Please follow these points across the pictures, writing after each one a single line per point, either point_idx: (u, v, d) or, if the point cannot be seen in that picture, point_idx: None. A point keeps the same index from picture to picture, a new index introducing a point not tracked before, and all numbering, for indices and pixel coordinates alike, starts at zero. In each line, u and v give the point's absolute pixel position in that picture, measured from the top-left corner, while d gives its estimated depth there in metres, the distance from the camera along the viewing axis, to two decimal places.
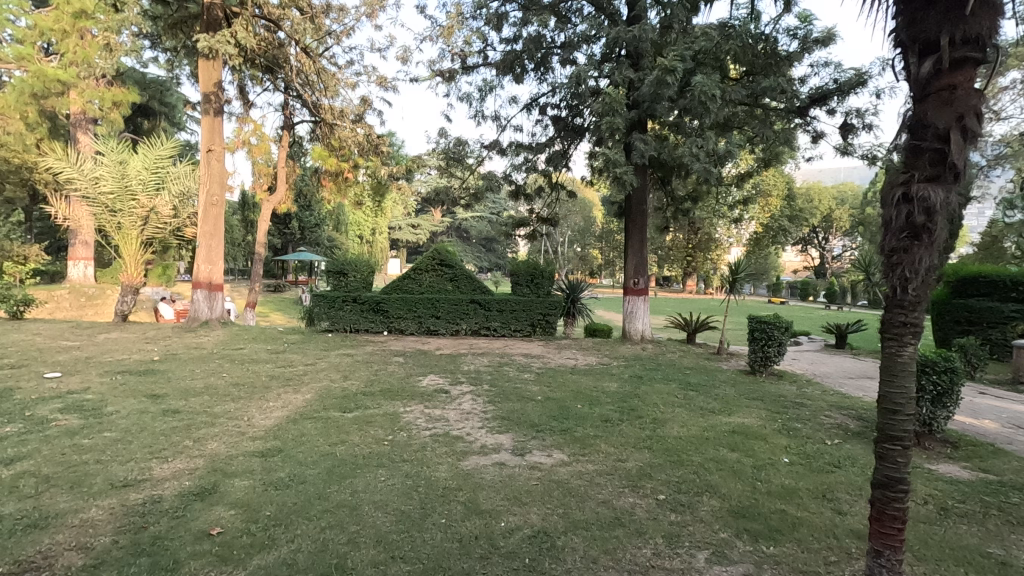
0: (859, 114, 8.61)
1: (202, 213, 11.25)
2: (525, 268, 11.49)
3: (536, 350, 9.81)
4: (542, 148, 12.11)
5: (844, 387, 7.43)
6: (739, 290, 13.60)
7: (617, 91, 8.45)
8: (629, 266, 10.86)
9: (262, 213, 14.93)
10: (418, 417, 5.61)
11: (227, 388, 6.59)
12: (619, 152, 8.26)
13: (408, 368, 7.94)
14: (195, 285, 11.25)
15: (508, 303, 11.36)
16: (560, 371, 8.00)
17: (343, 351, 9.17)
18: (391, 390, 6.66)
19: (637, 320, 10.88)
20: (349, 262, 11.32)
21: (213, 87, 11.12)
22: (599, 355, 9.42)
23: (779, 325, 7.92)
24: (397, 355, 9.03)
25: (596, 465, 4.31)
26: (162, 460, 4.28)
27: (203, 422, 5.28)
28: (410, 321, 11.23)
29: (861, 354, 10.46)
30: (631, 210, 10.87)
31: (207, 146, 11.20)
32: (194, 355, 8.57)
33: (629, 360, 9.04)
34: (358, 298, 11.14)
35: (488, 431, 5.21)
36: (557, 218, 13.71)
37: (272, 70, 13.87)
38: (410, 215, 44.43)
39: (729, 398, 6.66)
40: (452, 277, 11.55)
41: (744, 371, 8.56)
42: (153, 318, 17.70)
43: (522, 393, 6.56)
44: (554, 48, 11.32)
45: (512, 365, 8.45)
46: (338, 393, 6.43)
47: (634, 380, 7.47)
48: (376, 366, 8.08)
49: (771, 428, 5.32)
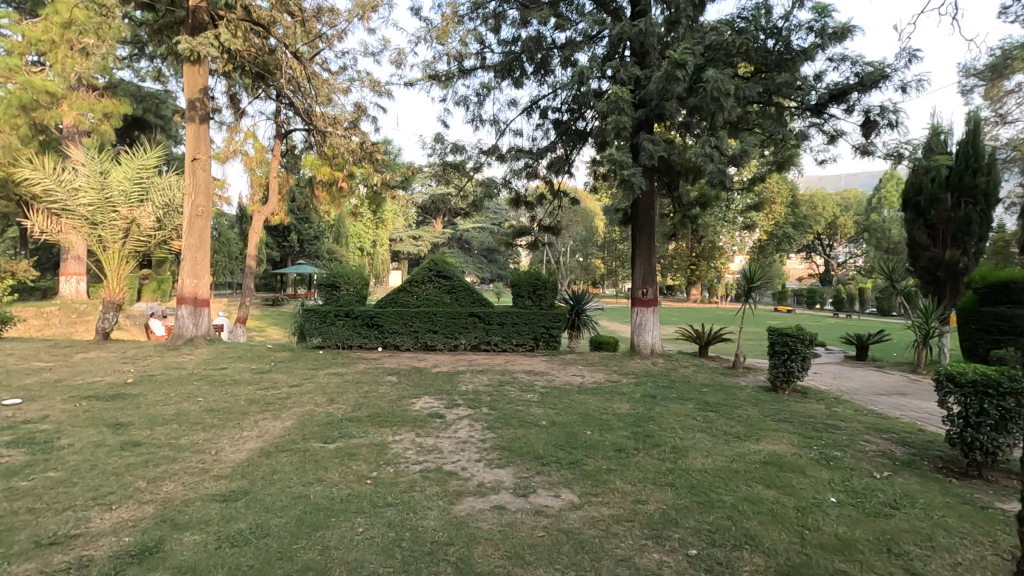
0: (884, 111, 8.04)
1: (186, 224, 10.71)
2: (527, 279, 10.92)
3: (539, 366, 9.20)
4: (543, 153, 11.56)
5: (877, 405, 6.80)
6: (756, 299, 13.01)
7: (622, 88, 7.90)
8: (637, 275, 10.28)
9: (253, 225, 14.28)
10: (408, 448, 5.00)
11: (200, 415, 5.98)
12: (626, 153, 7.65)
13: (401, 389, 7.30)
14: (180, 300, 10.68)
15: (509, 316, 10.78)
16: (566, 391, 7.37)
17: (332, 370, 8.56)
18: (381, 415, 6.04)
19: (646, 332, 10.23)
20: (342, 274, 10.73)
21: (198, 93, 10.62)
22: (607, 371, 8.79)
23: (804, 337, 7.28)
24: (390, 374, 8.41)
25: (612, 509, 3.68)
26: (104, 509, 3.66)
27: (164, 456, 4.67)
28: (406, 336, 10.64)
29: (887, 367, 9.81)
30: (638, 217, 10.30)
31: (192, 155, 10.68)
32: (172, 376, 7.95)
33: (640, 376, 8.42)
34: (351, 312, 10.54)
35: (486, 465, 4.59)
36: (560, 226, 13.15)
37: (263, 78, 13.40)
38: (411, 228, 43.95)
39: (753, 419, 6.04)
40: (451, 288, 10.98)
41: (765, 388, 7.92)
42: (143, 335, 17.09)
43: (524, 418, 5.94)
44: (554, 49, 10.85)
45: (514, 384, 7.83)
46: (321, 420, 5.82)
47: (647, 400, 6.85)
48: (367, 387, 7.47)
49: (808, 457, 4.69)
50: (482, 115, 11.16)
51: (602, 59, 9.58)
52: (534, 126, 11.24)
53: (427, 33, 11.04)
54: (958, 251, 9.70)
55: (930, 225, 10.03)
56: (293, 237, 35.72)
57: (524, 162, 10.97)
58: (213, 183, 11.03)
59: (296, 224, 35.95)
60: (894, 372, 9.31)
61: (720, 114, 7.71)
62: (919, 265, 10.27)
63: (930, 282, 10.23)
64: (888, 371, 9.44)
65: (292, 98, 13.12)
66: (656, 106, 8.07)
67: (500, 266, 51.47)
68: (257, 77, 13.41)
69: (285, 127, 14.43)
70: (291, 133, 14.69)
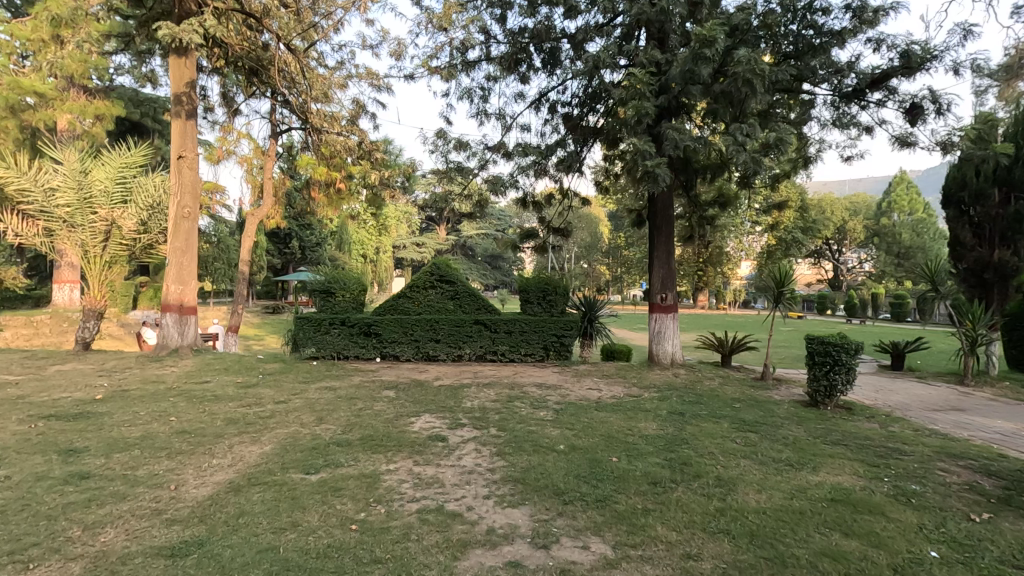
0: (932, 95, 7.28)
1: (172, 227, 10.03)
2: (536, 283, 10.18)
3: (551, 379, 8.41)
4: (553, 149, 10.85)
5: (936, 423, 6.02)
6: (789, 303, 12.48)
7: (643, 71, 7.16)
8: (655, 279, 9.53)
9: (246, 229, 13.53)
10: (404, 480, 4.24)
11: (169, 439, 5.23)
12: (649, 142, 6.90)
13: (399, 407, 6.55)
14: (164, 307, 9.96)
15: (517, 324, 10.01)
16: (583, 408, 6.59)
17: (324, 384, 7.80)
18: (373, 438, 5.28)
19: (666, 341, 9.45)
20: (337, 280, 10.06)
21: (185, 87, 9.98)
22: (626, 384, 8.02)
23: (848, 346, 6.51)
24: (387, 388, 7.65)
25: (658, 569, 2.90)
26: (17, 569, 2.90)
27: (114, 493, 3.92)
28: (406, 346, 9.88)
29: (930, 378, 8.98)
30: (656, 215, 9.55)
31: (178, 153, 10.01)
32: (147, 391, 7.20)
33: (663, 390, 7.63)
34: (347, 320, 9.81)
35: (497, 503, 3.82)
36: (569, 228, 12.40)
37: (257, 75, 12.79)
38: (414, 234, 43.22)
39: (802, 441, 5.24)
40: (454, 294, 10.28)
41: (803, 403, 7.13)
42: (135, 346, 16.35)
43: (539, 441, 5.17)
44: (564, 38, 10.20)
45: (523, 399, 7.05)
46: (305, 445, 5.06)
47: (676, 418, 6.07)
48: (360, 403, 6.70)
49: (883, 493, 3.91)
50: (487, 108, 10.46)
51: (616, 45, 8.91)
52: (543, 120, 10.54)
53: (428, 21, 10.37)
54: (1008, 251, 8.90)
55: (975, 223, 9.31)
56: (295, 244, 35.19)
57: (534, 158, 10.25)
58: (201, 183, 10.35)
59: (298, 231, 35.38)
60: (940, 384, 8.51)
61: (753, 98, 6.95)
62: (963, 266, 9.50)
63: (977, 284, 9.42)
64: (931, 383, 8.64)
65: (287, 96, 12.51)
66: (680, 93, 7.33)
67: (503, 273, 50.83)
68: (250, 73, 12.78)
69: (280, 126, 13.79)
70: (287, 132, 14.03)
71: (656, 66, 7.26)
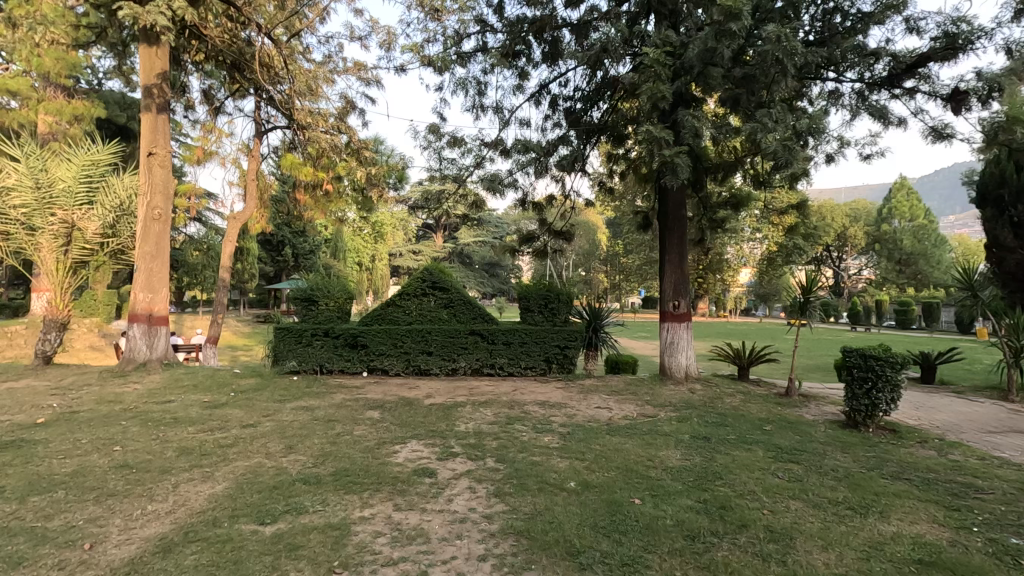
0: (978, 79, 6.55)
1: (140, 229, 9.21)
2: (536, 290, 9.41)
3: (555, 396, 7.58)
4: (555, 146, 10.11)
5: (1001, 447, 5.29)
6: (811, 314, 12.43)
7: (658, 50, 6.40)
8: (667, 286, 8.74)
9: (227, 233, 12.63)
10: (380, 533, 3.42)
11: (104, 475, 4.38)
12: (666, 130, 6.12)
13: (383, 431, 5.71)
14: (131, 318, 9.10)
15: (516, 334, 9.21)
16: (593, 432, 5.77)
17: (301, 403, 6.95)
18: (349, 474, 4.44)
19: (679, 353, 8.65)
20: (320, 287, 9.24)
21: (156, 78, 9.18)
22: (638, 402, 7.20)
23: (892, 360, 5.75)
24: (371, 408, 6.81)
25: None
26: None
27: (8, 556, 3.08)
28: (395, 359, 9.06)
29: (970, 394, 8.21)
30: (667, 215, 8.77)
31: (148, 149, 9.19)
32: (99, 413, 6.35)
33: (681, 409, 6.80)
34: (331, 331, 8.99)
35: (496, 568, 3.00)
36: (571, 232, 11.60)
37: (239, 71, 12.05)
38: (410, 242, 42.41)
39: (856, 474, 4.44)
40: (447, 303, 9.49)
41: (840, 424, 6.33)
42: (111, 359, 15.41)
43: (545, 477, 4.35)
44: (565, 27, 9.52)
45: (525, 422, 6.22)
46: (266, 483, 4.22)
47: (701, 446, 5.25)
48: (339, 427, 5.86)
49: (982, 553, 3.10)
50: (484, 101, 9.71)
51: (625, 31, 8.22)
52: (544, 115, 9.82)
53: (420, 9, 9.67)
54: None
55: (1016, 222, 8.72)
56: (287, 251, 34.22)
57: (535, 155, 9.48)
58: (174, 182, 9.56)
59: (291, 238, 34.52)
60: (983, 400, 7.76)
61: (781, 81, 6.22)
62: (1003, 269, 8.86)
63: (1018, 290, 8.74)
64: (972, 399, 7.85)
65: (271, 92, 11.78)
66: (698, 76, 6.58)
67: (501, 281, 50.00)
68: (231, 68, 12.04)
69: (265, 125, 13.04)
70: (272, 132, 13.27)
71: (671, 47, 6.51)
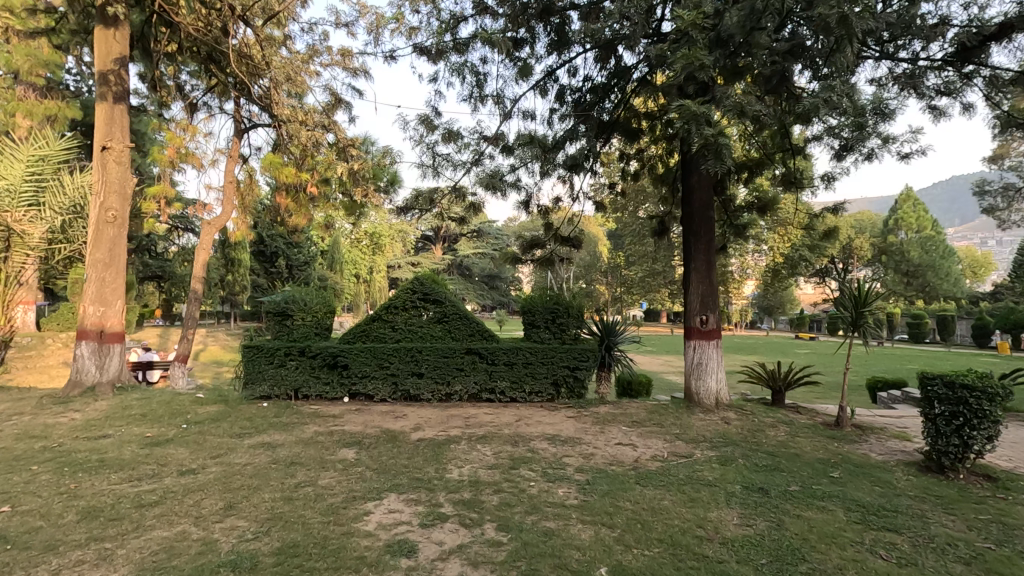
0: None
1: (92, 233, 8.10)
2: (543, 303, 8.30)
3: (566, 429, 6.40)
4: (562, 142, 9.02)
5: None
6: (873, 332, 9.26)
7: (694, 11, 5.31)
8: (693, 297, 7.61)
9: (201, 241, 11.44)
10: None
11: None
12: (706, 106, 5.02)
13: (354, 481, 4.53)
14: (79, 335, 7.94)
15: (520, 353, 8.06)
16: (619, 481, 4.60)
17: (263, 439, 5.78)
18: (297, 553, 3.26)
19: (708, 375, 7.50)
20: (296, 300, 8.12)
21: (112, 64, 8.13)
22: (666, 437, 6.03)
23: (990, 392, 4.60)
24: (346, 445, 5.63)
25: None
26: None
27: None
28: (381, 382, 7.90)
29: None
30: (693, 216, 7.66)
31: (102, 143, 8.12)
32: (12, 454, 5.16)
33: (721, 447, 5.62)
34: (307, 350, 7.84)
35: None
36: (580, 238, 10.46)
37: (215, 64, 11.02)
38: (409, 254, 41.47)
39: (985, 554, 3.27)
40: (440, 316, 8.38)
41: (918, 467, 5.16)
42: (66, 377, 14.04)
43: (565, 559, 3.17)
44: (573, 7, 8.52)
45: (532, 465, 5.04)
46: (179, 573, 3.02)
47: (761, 503, 4.07)
48: (301, 475, 4.67)
49: None
50: (482, 90, 8.66)
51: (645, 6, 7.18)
52: (551, 106, 8.76)
53: None
54: None
55: None
56: (282, 262, 33.04)
57: (541, 150, 8.41)
58: (132, 181, 8.49)
59: (285, 249, 33.49)
60: None
61: (844, 49, 5.13)
62: None
63: None
64: None
65: (250, 86, 10.79)
66: (740, 47, 5.51)
67: (502, 292, 49.08)
68: (205, 61, 11.04)
69: (246, 124, 12.00)
70: (253, 131, 12.24)
71: (708, 11, 5.42)
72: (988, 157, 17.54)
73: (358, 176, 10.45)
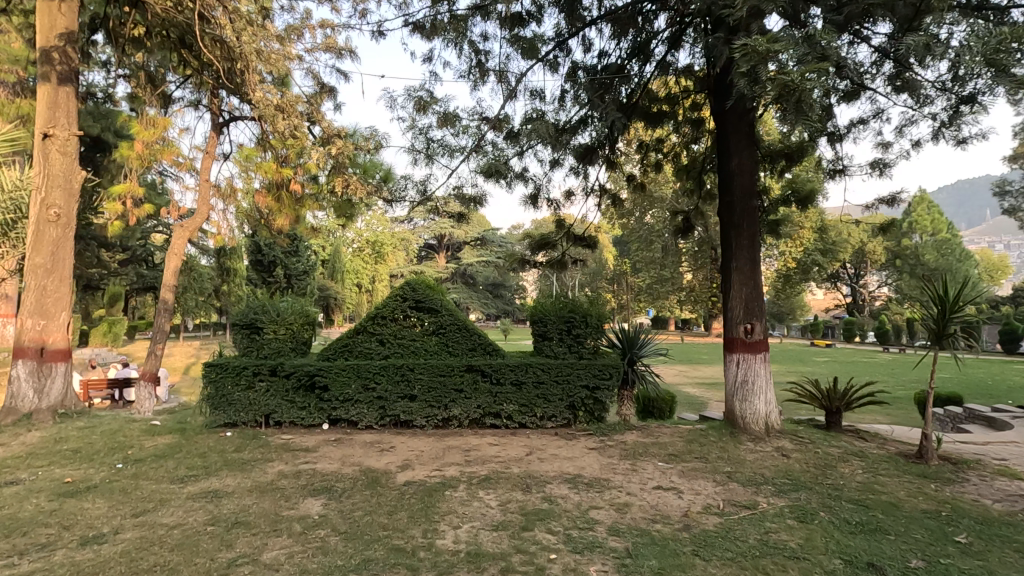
0: None
1: (31, 235, 6.98)
2: (556, 312, 7.12)
3: (589, 466, 5.17)
4: (574, 125, 7.88)
5: None
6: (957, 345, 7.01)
7: None
8: (736, 302, 6.40)
9: (172, 247, 10.29)
10: None
11: None
12: (782, 45, 3.88)
13: (310, 557, 3.31)
14: (15, 352, 6.80)
15: (529, 371, 6.85)
16: (673, 552, 3.36)
17: (208, 487, 4.57)
18: None
19: (755, 396, 6.27)
20: (267, 311, 6.95)
21: (57, 39, 7.02)
22: (715, 478, 4.79)
23: None
24: (313, 494, 4.43)
25: None
26: None
27: None
28: (366, 406, 6.72)
29: None
30: (732, 206, 6.49)
31: (44, 130, 7.05)
32: None
33: (790, 494, 4.38)
34: (279, 369, 6.67)
35: None
36: (594, 238, 9.28)
37: (188, 50, 9.98)
38: (412, 262, 40.40)
39: None
40: (436, 327, 7.21)
41: None
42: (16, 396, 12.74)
43: None
44: None
45: (551, 524, 3.81)
46: None
47: None
48: (241, 545, 3.46)
49: None
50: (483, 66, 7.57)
51: None
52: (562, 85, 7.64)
53: None
54: None
55: None
56: None
57: (552, 133, 7.26)
58: (80, 175, 7.40)
59: None
60: None
61: None
62: None
63: None
64: None
65: (226, 74, 9.75)
66: None
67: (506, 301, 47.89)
68: (176, 46, 9.98)
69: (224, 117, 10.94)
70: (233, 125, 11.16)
71: None
72: (1013, 157, 16.41)
73: (344, 168, 9.26)
